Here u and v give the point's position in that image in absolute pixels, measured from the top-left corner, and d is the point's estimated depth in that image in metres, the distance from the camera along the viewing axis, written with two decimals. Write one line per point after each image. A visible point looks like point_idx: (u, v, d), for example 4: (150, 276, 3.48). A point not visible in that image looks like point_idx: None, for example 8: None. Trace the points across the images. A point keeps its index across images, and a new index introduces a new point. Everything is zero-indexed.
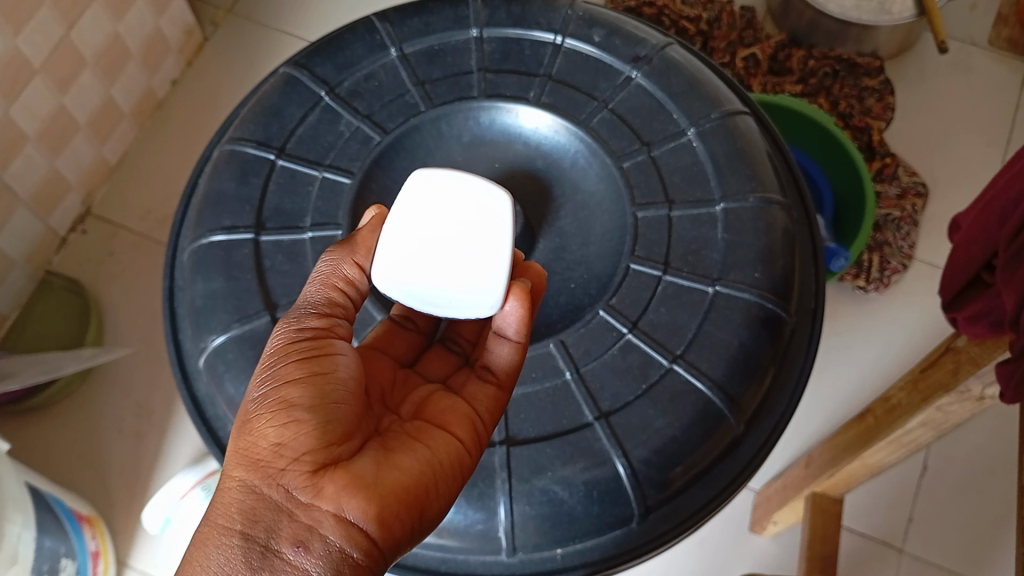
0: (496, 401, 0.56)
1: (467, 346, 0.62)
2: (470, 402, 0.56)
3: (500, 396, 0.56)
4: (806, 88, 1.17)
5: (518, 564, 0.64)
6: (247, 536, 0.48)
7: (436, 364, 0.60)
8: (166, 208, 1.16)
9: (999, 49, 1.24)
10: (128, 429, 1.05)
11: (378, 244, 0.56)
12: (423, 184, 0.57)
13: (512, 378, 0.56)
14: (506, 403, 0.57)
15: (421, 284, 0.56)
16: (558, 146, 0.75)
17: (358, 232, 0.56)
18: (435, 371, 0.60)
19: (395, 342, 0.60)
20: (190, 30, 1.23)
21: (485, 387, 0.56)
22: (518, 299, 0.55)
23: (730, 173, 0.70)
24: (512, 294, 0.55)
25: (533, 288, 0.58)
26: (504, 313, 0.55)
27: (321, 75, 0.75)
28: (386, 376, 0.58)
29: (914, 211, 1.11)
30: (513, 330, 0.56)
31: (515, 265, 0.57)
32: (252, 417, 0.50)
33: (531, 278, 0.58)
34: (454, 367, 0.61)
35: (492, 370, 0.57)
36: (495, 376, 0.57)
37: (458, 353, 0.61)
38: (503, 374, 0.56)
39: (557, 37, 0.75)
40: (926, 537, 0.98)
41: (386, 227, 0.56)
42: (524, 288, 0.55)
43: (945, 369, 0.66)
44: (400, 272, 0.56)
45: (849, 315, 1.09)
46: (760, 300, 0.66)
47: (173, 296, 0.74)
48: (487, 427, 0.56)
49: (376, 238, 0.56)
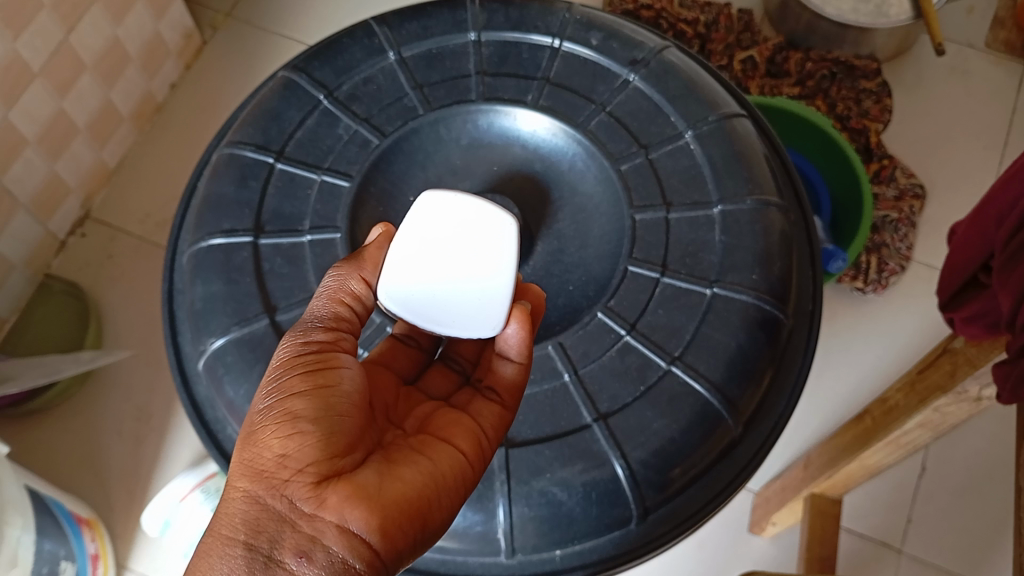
0: (500, 418, 0.56)
1: (467, 365, 0.61)
2: (475, 417, 0.56)
3: (505, 414, 0.57)
4: (803, 90, 1.17)
5: (518, 566, 0.64)
6: (251, 547, 0.48)
7: (438, 382, 0.60)
8: (166, 212, 1.17)
9: (996, 51, 1.25)
10: (127, 433, 1.05)
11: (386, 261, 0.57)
12: (428, 201, 0.59)
13: (516, 398, 0.57)
14: (511, 421, 0.58)
15: (424, 297, 0.57)
16: (556, 148, 0.75)
17: (365, 247, 0.57)
18: (436, 389, 0.60)
19: (398, 358, 0.60)
20: (189, 34, 1.23)
21: (490, 405, 0.57)
22: (519, 321, 0.56)
23: (727, 175, 0.70)
24: (513, 317, 0.56)
25: (532, 308, 0.59)
26: (504, 336, 0.56)
27: (320, 78, 0.75)
28: (389, 392, 0.58)
29: (912, 213, 1.12)
30: (515, 351, 0.57)
31: (515, 285, 0.58)
32: (257, 429, 0.50)
33: (531, 300, 0.59)
34: (455, 385, 0.60)
35: (496, 389, 0.57)
36: (499, 394, 0.57)
37: (458, 371, 0.61)
38: (507, 392, 0.57)
39: (554, 40, 0.75)
40: (925, 539, 0.98)
41: (393, 244, 0.57)
42: (524, 311, 0.56)
43: (942, 370, 0.66)
44: (404, 285, 0.57)
45: (848, 316, 1.10)
46: (758, 301, 0.66)
47: (172, 299, 0.74)
48: (491, 443, 0.56)
49: (382, 254, 0.57)
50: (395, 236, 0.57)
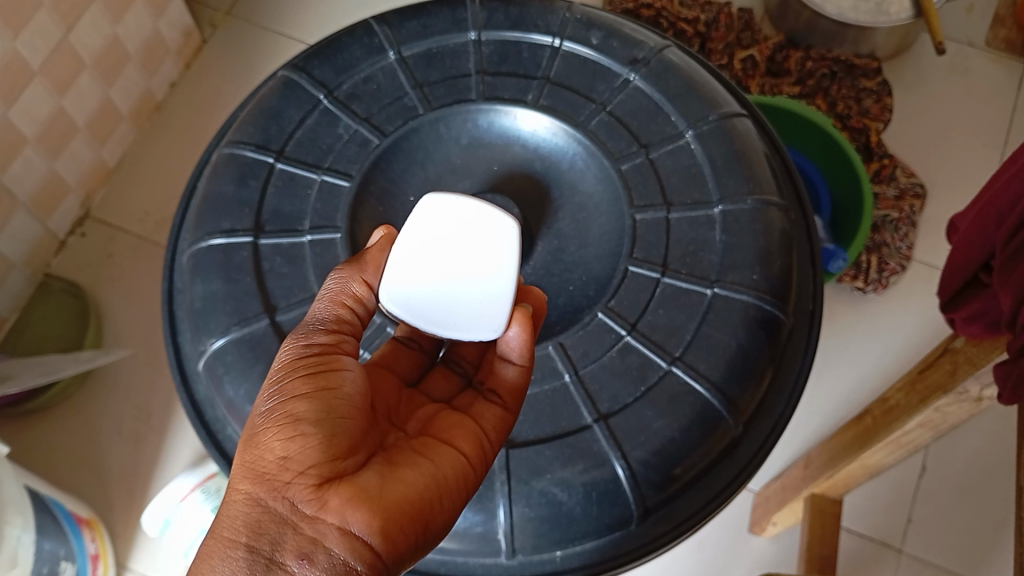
0: (502, 421, 0.56)
1: (469, 367, 0.61)
2: (477, 420, 0.56)
3: (506, 416, 0.56)
4: (804, 89, 1.17)
5: (518, 566, 0.64)
6: (252, 549, 0.48)
7: (439, 385, 0.60)
8: (165, 211, 1.16)
9: (997, 50, 1.24)
10: (127, 432, 1.05)
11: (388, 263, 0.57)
12: (430, 203, 0.59)
13: (517, 400, 0.57)
14: (513, 424, 0.58)
15: (426, 299, 0.57)
16: (556, 148, 0.75)
17: (367, 250, 0.57)
18: (438, 392, 0.60)
19: (400, 360, 0.60)
20: (188, 32, 1.23)
21: (492, 407, 0.57)
22: (520, 324, 0.56)
23: (727, 175, 0.70)
24: (514, 320, 0.56)
25: (533, 310, 0.59)
26: (505, 339, 0.56)
27: (319, 77, 0.75)
28: (391, 394, 0.58)
29: (913, 212, 1.12)
30: (516, 353, 0.56)
31: (517, 287, 0.58)
32: (259, 431, 0.50)
33: (532, 302, 0.59)
34: (457, 388, 0.60)
35: (498, 391, 0.57)
36: (501, 396, 0.57)
37: (460, 373, 0.61)
38: (508, 395, 0.57)
39: (554, 39, 0.75)
40: (925, 539, 0.98)
41: (396, 247, 0.57)
42: (526, 314, 0.56)
43: (943, 370, 0.66)
44: (406, 287, 0.57)
45: (848, 316, 1.10)
46: (758, 301, 0.66)
47: (172, 298, 0.74)
48: (493, 446, 0.56)
49: (383, 256, 0.57)
50: (397, 238, 0.57)
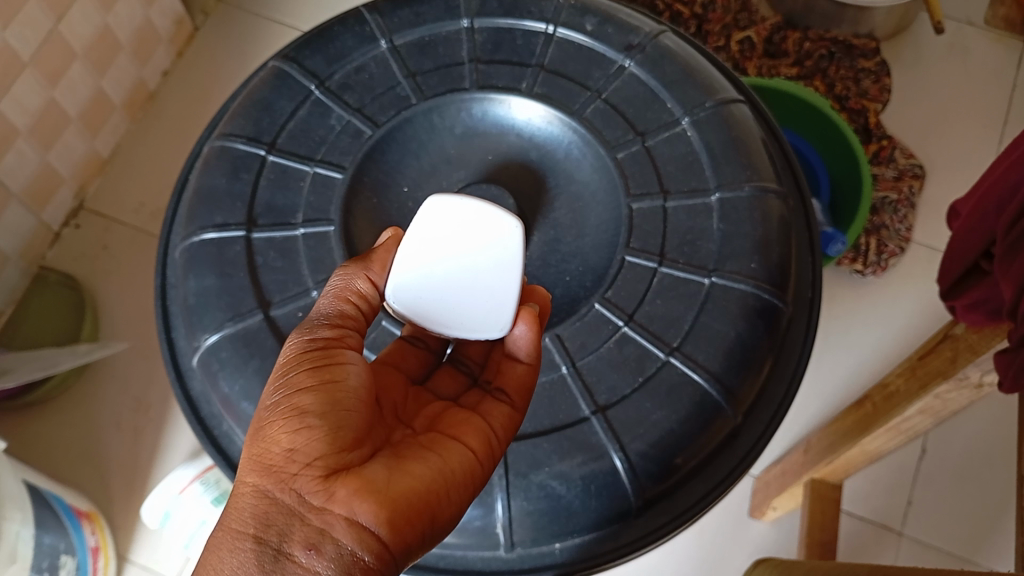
0: (509, 419, 0.56)
1: (475, 366, 0.61)
2: (485, 416, 0.55)
3: (514, 415, 0.56)
4: (802, 71, 1.16)
5: (517, 559, 0.64)
6: (261, 540, 0.47)
7: (447, 383, 0.60)
8: (160, 202, 1.15)
9: (996, 29, 1.23)
10: (125, 425, 1.05)
11: (393, 265, 0.56)
12: (433, 207, 0.57)
13: (525, 398, 0.56)
14: (520, 422, 0.57)
15: (433, 301, 0.57)
16: (551, 137, 0.74)
17: (373, 250, 0.56)
18: (445, 390, 0.60)
19: (407, 358, 0.60)
20: (180, 20, 1.21)
21: (500, 405, 0.56)
22: (527, 323, 0.56)
23: (725, 163, 0.69)
24: (520, 318, 0.56)
25: (539, 310, 0.58)
26: (513, 337, 0.56)
27: (310, 67, 0.74)
28: (398, 391, 0.57)
29: (912, 193, 1.11)
30: (524, 352, 0.57)
31: (521, 288, 0.57)
32: (265, 424, 0.50)
33: (537, 301, 0.58)
34: (463, 387, 0.60)
35: (506, 389, 0.57)
36: (509, 394, 0.56)
37: (466, 373, 0.61)
38: (517, 392, 0.56)
39: (549, 25, 0.73)
40: (926, 521, 0.99)
41: (400, 250, 0.56)
42: (532, 312, 0.56)
43: (943, 357, 0.66)
44: (412, 291, 0.56)
45: (846, 299, 1.09)
46: (757, 290, 0.66)
47: (165, 294, 0.73)
48: (501, 443, 0.55)
49: (390, 256, 0.56)
50: (403, 239, 0.56)
